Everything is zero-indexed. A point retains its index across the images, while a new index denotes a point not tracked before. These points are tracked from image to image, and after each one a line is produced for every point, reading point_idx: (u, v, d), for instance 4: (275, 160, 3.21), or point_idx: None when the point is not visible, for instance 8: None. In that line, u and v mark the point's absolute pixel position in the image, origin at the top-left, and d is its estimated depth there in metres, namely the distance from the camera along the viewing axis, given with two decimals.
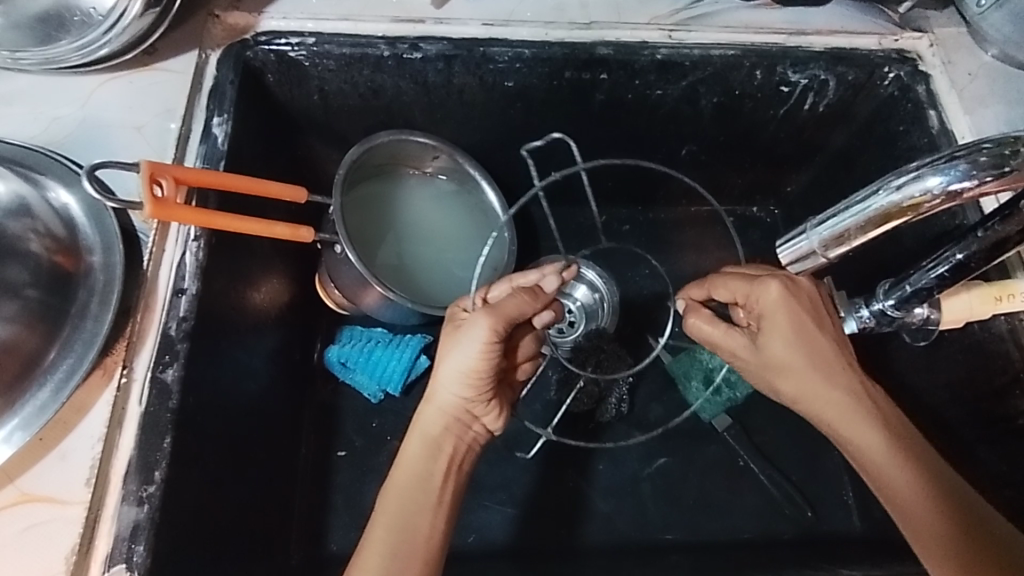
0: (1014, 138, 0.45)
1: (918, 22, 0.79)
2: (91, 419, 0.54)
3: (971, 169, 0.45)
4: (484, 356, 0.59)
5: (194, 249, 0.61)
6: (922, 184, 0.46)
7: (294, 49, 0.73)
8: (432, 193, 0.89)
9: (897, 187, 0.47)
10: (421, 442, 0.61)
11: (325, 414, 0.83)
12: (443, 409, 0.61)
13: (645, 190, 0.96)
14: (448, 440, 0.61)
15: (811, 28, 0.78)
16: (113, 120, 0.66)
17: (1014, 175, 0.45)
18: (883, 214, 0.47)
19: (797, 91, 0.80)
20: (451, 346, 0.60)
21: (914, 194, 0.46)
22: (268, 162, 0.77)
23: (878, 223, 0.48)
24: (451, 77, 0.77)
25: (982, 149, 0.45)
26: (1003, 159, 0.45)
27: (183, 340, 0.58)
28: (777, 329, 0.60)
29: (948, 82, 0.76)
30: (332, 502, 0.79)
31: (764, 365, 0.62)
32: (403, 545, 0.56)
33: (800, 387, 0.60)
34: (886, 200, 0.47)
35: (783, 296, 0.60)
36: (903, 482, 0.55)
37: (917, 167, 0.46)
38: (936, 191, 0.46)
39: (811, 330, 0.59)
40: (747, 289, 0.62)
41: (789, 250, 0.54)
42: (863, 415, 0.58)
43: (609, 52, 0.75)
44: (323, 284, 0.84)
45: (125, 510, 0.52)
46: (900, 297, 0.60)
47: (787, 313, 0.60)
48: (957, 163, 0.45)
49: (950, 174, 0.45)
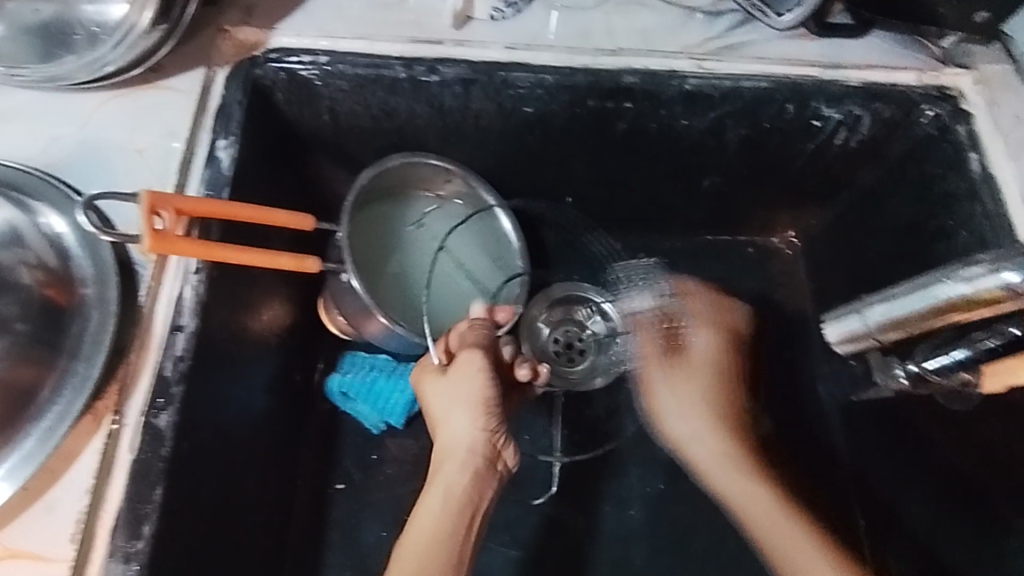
0: None
1: (962, 58, 0.76)
2: (78, 471, 0.51)
3: None
4: (485, 381, 0.64)
5: (194, 283, 0.57)
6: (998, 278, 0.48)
7: (305, 68, 0.69)
8: (445, 216, 0.85)
9: (967, 278, 0.49)
10: (442, 500, 0.60)
11: (324, 444, 0.80)
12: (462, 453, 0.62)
13: (662, 218, 0.92)
14: (471, 490, 0.60)
15: (847, 62, 0.75)
16: (113, 140, 0.63)
17: None
18: (952, 301, 0.50)
19: (830, 126, 0.77)
20: (450, 389, 0.65)
21: (988, 288, 0.48)
22: (275, 183, 0.74)
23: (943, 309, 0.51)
24: (469, 101, 0.74)
25: None
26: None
27: (179, 383, 0.54)
28: (678, 387, 0.78)
29: (992, 124, 0.72)
30: (328, 538, 0.76)
31: (672, 405, 0.78)
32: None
33: (694, 428, 0.77)
34: (953, 287, 0.50)
35: (701, 351, 0.80)
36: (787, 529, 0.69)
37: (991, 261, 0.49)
38: (1009, 287, 0.47)
39: (723, 370, 0.82)
40: (697, 317, 0.81)
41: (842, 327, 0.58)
42: (733, 466, 0.75)
43: (636, 81, 0.72)
44: (326, 309, 0.81)
45: (111, 567, 0.49)
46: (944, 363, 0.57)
47: (712, 357, 0.81)
48: None
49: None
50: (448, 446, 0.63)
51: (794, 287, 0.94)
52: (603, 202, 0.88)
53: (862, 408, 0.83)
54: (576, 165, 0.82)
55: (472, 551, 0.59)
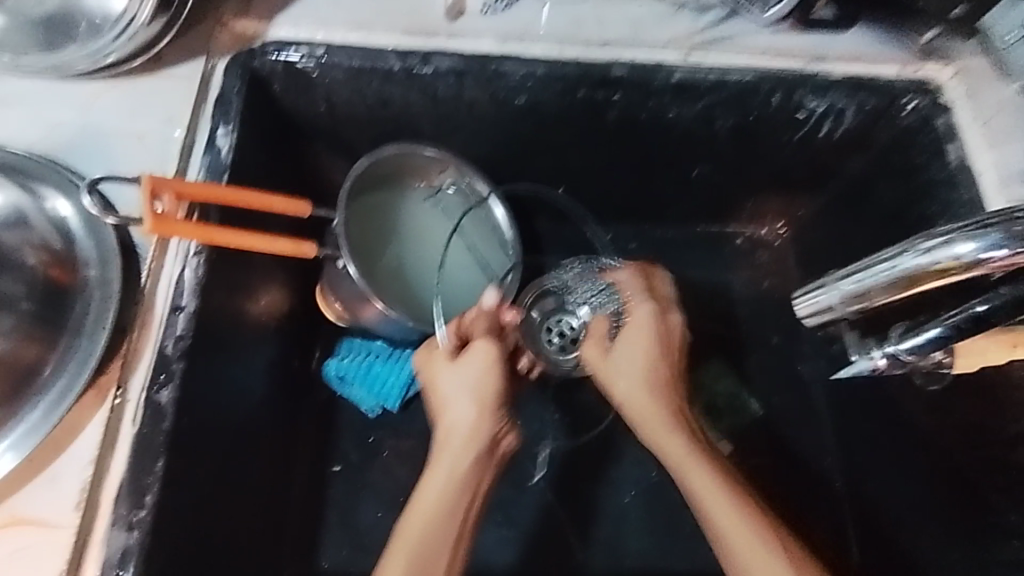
0: None
1: (942, 50, 0.77)
2: (82, 443, 0.53)
3: (1004, 239, 0.44)
4: (493, 372, 0.66)
5: (193, 265, 0.59)
6: (954, 249, 0.46)
7: (302, 59, 0.71)
8: (438, 206, 0.86)
9: (925, 250, 0.47)
10: (443, 481, 0.61)
11: (321, 427, 0.82)
12: (463, 437, 0.64)
13: (653, 208, 0.93)
14: (474, 473, 0.62)
15: (831, 55, 0.77)
16: (116, 127, 0.65)
17: None
18: (914, 274, 0.47)
19: (814, 118, 0.79)
20: (457, 372, 0.66)
21: (945, 259, 0.46)
22: (273, 171, 0.76)
23: (907, 282, 0.48)
24: (463, 91, 0.75)
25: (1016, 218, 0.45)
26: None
27: (179, 360, 0.56)
28: (622, 362, 0.69)
29: (970, 116, 0.74)
30: (325, 518, 0.78)
31: (613, 369, 0.70)
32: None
33: (632, 388, 0.68)
34: (915, 261, 0.47)
35: (646, 319, 0.70)
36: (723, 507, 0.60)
37: (949, 231, 0.46)
38: (966, 258, 0.45)
39: (654, 359, 0.69)
40: (632, 294, 0.72)
41: (805, 303, 0.54)
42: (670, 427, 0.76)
43: (624, 73, 0.74)
44: (323, 294, 0.82)
45: (115, 534, 0.51)
46: (915, 343, 0.56)
47: (645, 343, 0.69)
48: (990, 231, 0.45)
49: (984, 241, 0.44)
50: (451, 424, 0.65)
51: (783, 277, 0.96)
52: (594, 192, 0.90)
53: (847, 394, 0.85)
54: (567, 154, 0.84)
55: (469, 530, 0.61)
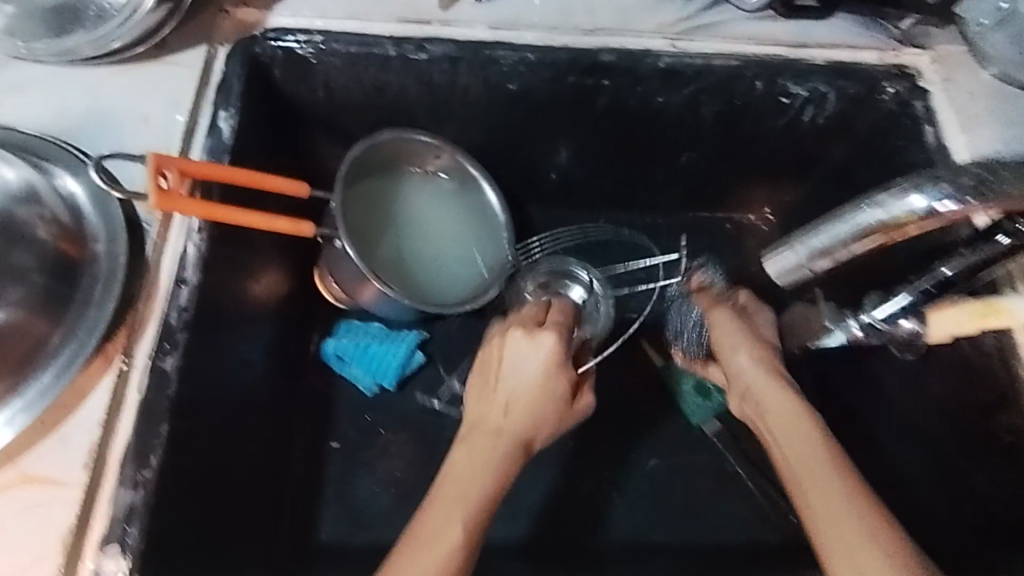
0: (999, 165, 0.45)
1: (921, 38, 0.80)
2: (90, 406, 0.55)
3: (956, 192, 0.44)
4: (537, 360, 0.69)
5: (196, 240, 0.62)
6: (907, 203, 0.45)
7: (301, 46, 0.74)
8: (432, 190, 0.89)
9: (883, 205, 0.45)
10: (472, 467, 0.60)
11: (320, 406, 0.84)
12: (494, 429, 0.64)
13: (643, 194, 0.95)
14: (500, 461, 0.61)
15: (813, 42, 0.80)
16: (123, 111, 0.67)
17: (996, 202, 0.44)
18: (880, 226, 0.45)
19: (798, 103, 0.81)
20: (506, 360, 0.70)
21: (901, 213, 0.45)
22: (273, 155, 0.78)
23: (874, 236, 0.46)
24: (456, 78, 0.78)
25: (965, 171, 0.45)
26: (988, 185, 0.44)
27: (183, 330, 0.59)
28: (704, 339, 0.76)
29: (947, 99, 0.77)
30: (323, 493, 0.80)
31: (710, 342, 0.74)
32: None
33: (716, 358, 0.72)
34: (873, 216, 0.45)
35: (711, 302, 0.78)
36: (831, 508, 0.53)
37: (905, 185, 0.45)
38: (922, 211, 0.44)
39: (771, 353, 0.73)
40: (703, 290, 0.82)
41: (773, 263, 0.50)
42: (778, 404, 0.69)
43: (613, 59, 0.77)
44: (323, 278, 0.85)
45: (121, 494, 0.53)
46: (888, 312, 0.62)
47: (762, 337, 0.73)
48: (942, 184, 0.44)
49: (938, 194, 0.44)
50: (542, 394, 0.68)
51: None
52: (585, 177, 0.93)
53: None
54: (559, 140, 0.86)
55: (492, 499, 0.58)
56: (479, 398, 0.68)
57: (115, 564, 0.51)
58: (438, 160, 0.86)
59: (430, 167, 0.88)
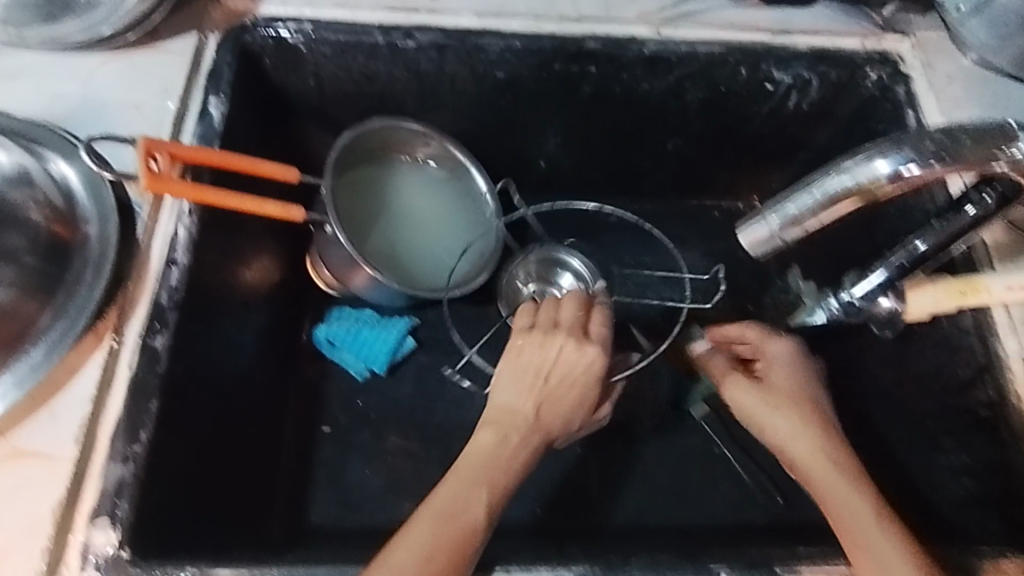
0: (957, 128, 0.46)
1: (901, 25, 0.81)
2: (81, 382, 0.56)
3: (918, 156, 0.45)
4: (574, 362, 0.65)
5: (187, 223, 0.63)
6: (873, 168, 0.46)
7: (291, 35, 0.75)
8: (422, 179, 0.90)
9: (848, 170, 0.46)
10: (490, 458, 0.60)
11: (311, 391, 0.85)
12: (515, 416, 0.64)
13: (632, 182, 0.97)
14: (516, 454, 0.61)
15: (795, 29, 0.81)
16: (114, 97, 0.68)
17: (956, 164, 0.46)
18: (851, 190, 0.46)
19: (781, 90, 0.82)
20: (538, 352, 0.66)
21: (868, 177, 0.46)
22: (263, 142, 0.79)
23: (845, 201, 0.47)
24: (444, 66, 0.79)
25: (926, 136, 0.46)
26: (950, 146, 0.45)
27: (173, 310, 0.60)
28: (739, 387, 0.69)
29: (927, 84, 0.78)
30: (314, 476, 0.81)
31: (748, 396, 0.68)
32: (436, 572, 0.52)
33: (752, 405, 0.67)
34: (841, 181, 0.46)
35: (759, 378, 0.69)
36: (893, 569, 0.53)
37: (869, 151, 0.46)
38: (888, 175, 0.45)
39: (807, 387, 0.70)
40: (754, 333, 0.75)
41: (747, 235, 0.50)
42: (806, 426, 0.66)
43: (598, 46, 0.78)
44: (314, 265, 0.86)
45: (112, 467, 0.54)
46: (866, 288, 0.62)
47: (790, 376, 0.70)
48: (904, 149, 0.45)
49: (901, 158, 0.45)
50: (576, 402, 0.65)
51: None
52: (574, 165, 0.94)
53: None
54: (547, 128, 0.88)
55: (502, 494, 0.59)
56: (515, 380, 0.65)
57: (104, 537, 0.51)
58: (428, 147, 0.88)
59: (419, 154, 0.89)
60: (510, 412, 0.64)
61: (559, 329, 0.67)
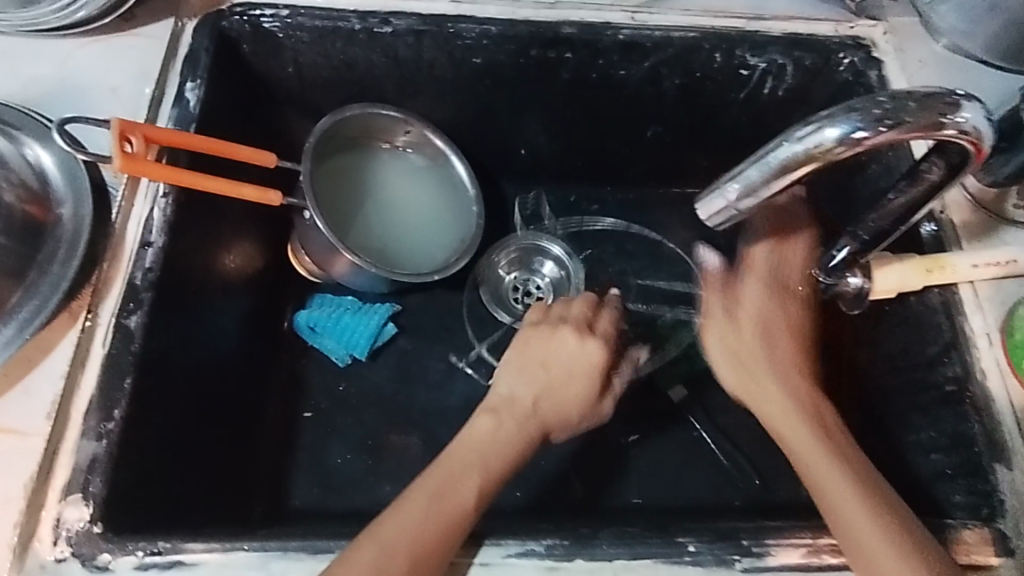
0: (907, 93, 0.47)
1: (875, 10, 0.82)
2: (54, 359, 0.57)
3: (865, 124, 0.46)
4: (580, 354, 0.66)
5: (162, 205, 0.63)
6: (823, 136, 0.47)
7: (268, 21, 0.76)
8: (402, 167, 0.90)
9: (800, 139, 0.47)
10: (487, 443, 0.61)
11: (292, 376, 0.86)
12: (516, 406, 0.64)
13: (613, 169, 0.97)
14: (515, 443, 0.61)
15: (769, 14, 0.82)
16: (90, 81, 0.69)
17: (904, 130, 0.46)
18: (802, 159, 0.47)
19: (756, 75, 0.83)
20: (544, 346, 0.67)
21: (818, 146, 0.47)
22: (243, 128, 0.80)
23: (796, 170, 0.48)
24: (421, 52, 0.80)
25: (876, 103, 0.46)
26: (897, 112, 0.46)
27: (148, 290, 0.60)
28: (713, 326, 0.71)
29: (900, 68, 0.79)
30: (295, 460, 0.82)
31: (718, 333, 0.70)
32: (422, 544, 0.52)
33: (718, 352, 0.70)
34: (791, 150, 0.47)
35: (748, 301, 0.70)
36: (848, 510, 0.56)
37: (818, 119, 0.47)
38: (836, 143, 0.46)
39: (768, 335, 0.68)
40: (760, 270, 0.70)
41: (704, 207, 0.52)
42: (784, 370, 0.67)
43: (573, 32, 0.79)
44: (295, 252, 0.87)
45: (84, 444, 0.54)
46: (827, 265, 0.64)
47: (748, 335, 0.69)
48: (852, 116, 0.46)
49: (848, 126, 0.46)
50: (582, 391, 0.65)
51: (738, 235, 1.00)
52: (555, 152, 0.94)
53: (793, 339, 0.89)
54: (526, 115, 0.88)
55: (493, 485, 0.59)
56: (518, 373, 0.66)
57: (77, 512, 0.52)
58: (407, 134, 0.88)
59: (400, 141, 0.90)
60: (515, 400, 0.65)
61: (561, 322, 0.68)
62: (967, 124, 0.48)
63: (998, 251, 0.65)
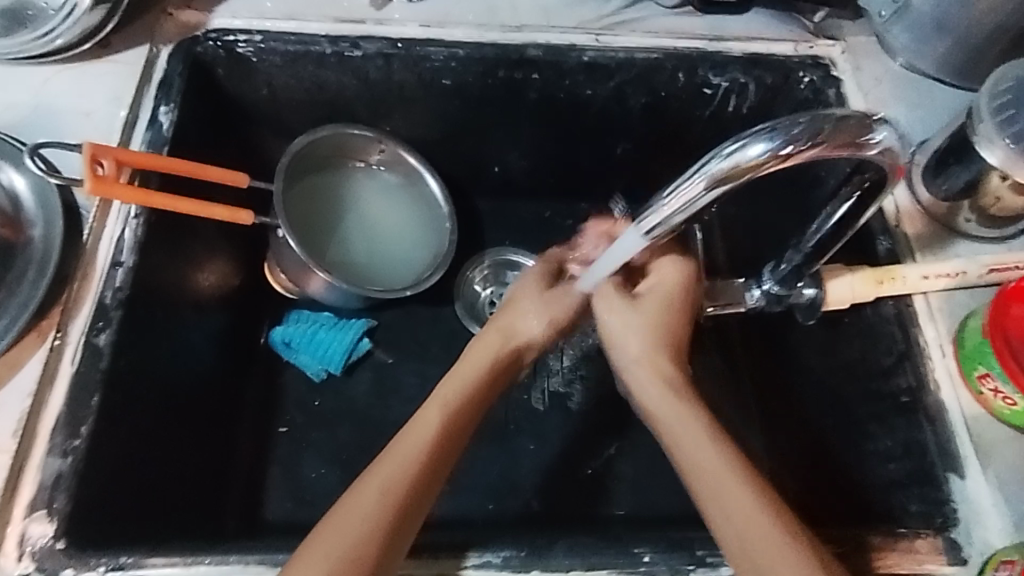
0: (829, 113, 0.50)
1: (832, 30, 0.85)
2: (23, 376, 0.58)
3: (786, 140, 0.48)
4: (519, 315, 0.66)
5: (133, 226, 0.65)
6: (748, 153, 0.49)
7: (241, 46, 0.78)
8: (376, 185, 0.93)
9: (727, 155, 0.50)
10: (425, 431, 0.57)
11: (268, 392, 0.87)
12: (465, 374, 0.62)
13: (584, 186, 0.99)
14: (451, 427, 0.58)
15: (729, 35, 0.84)
16: (66, 106, 0.71)
17: (824, 147, 0.49)
18: (729, 174, 0.50)
19: (719, 94, 0.85)
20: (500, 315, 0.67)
21: (745, 162, 0.49)
22: (217, 149, 0.82)
23: (723, 185, 0.51)
24: (392, 74, 0.82)
25: (797, 121, 0.49)
26: (818, 130, 0.49)
27: (117, 308, 0.62)
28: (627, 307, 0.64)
29: (856, 86, 0.81)
30: (269, 475, 0.83)
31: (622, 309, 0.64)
32: (391, 488, 0.53)
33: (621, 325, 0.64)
34: (719, 166, 0.50)
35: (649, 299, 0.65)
36: (736, 505, 0.53)
37: (745, 136, 0.50)
38: (760, 159, 0.49)
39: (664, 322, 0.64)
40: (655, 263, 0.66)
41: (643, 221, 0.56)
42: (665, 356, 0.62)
43: (538, 53, 0.81)
44: (272, 270, 0.89)
45: (50, 460, 0.56)
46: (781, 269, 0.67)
47: (653, 317, 0.64)
48: (774, 134, 0.49)
49: (770, 143, 0.48)
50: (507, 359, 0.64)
51: None
52: (527, 169, 0.96)
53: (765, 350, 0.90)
54: (497, 133, 0.90)
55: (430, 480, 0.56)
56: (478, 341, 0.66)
57: (41, 527, 0.53)
58: (381, 153, 0.90)
59: (373, 160, 0.92)
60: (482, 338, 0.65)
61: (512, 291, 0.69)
62: (884, 143, 0.51)
63: (947, 263, 0.67)
